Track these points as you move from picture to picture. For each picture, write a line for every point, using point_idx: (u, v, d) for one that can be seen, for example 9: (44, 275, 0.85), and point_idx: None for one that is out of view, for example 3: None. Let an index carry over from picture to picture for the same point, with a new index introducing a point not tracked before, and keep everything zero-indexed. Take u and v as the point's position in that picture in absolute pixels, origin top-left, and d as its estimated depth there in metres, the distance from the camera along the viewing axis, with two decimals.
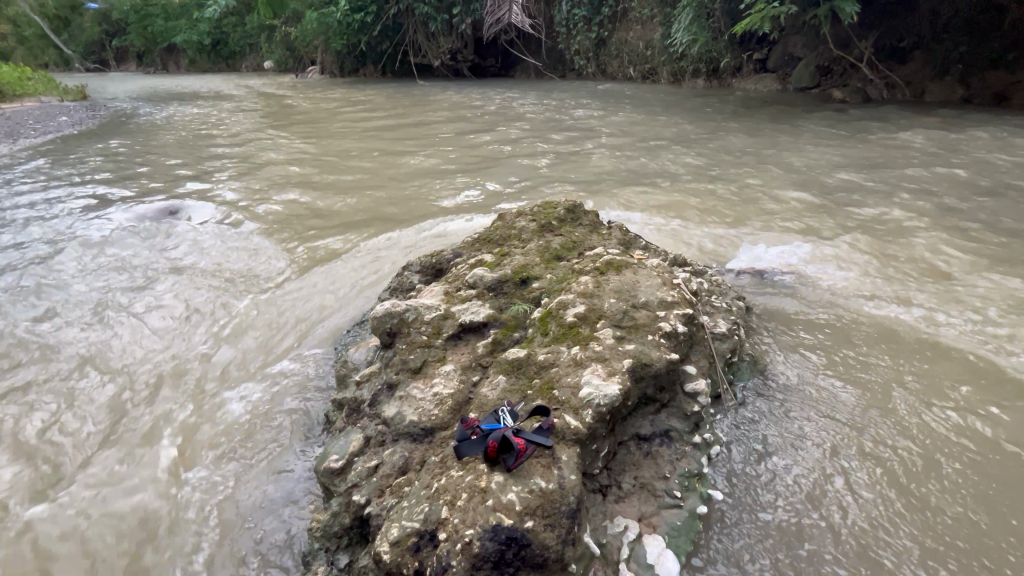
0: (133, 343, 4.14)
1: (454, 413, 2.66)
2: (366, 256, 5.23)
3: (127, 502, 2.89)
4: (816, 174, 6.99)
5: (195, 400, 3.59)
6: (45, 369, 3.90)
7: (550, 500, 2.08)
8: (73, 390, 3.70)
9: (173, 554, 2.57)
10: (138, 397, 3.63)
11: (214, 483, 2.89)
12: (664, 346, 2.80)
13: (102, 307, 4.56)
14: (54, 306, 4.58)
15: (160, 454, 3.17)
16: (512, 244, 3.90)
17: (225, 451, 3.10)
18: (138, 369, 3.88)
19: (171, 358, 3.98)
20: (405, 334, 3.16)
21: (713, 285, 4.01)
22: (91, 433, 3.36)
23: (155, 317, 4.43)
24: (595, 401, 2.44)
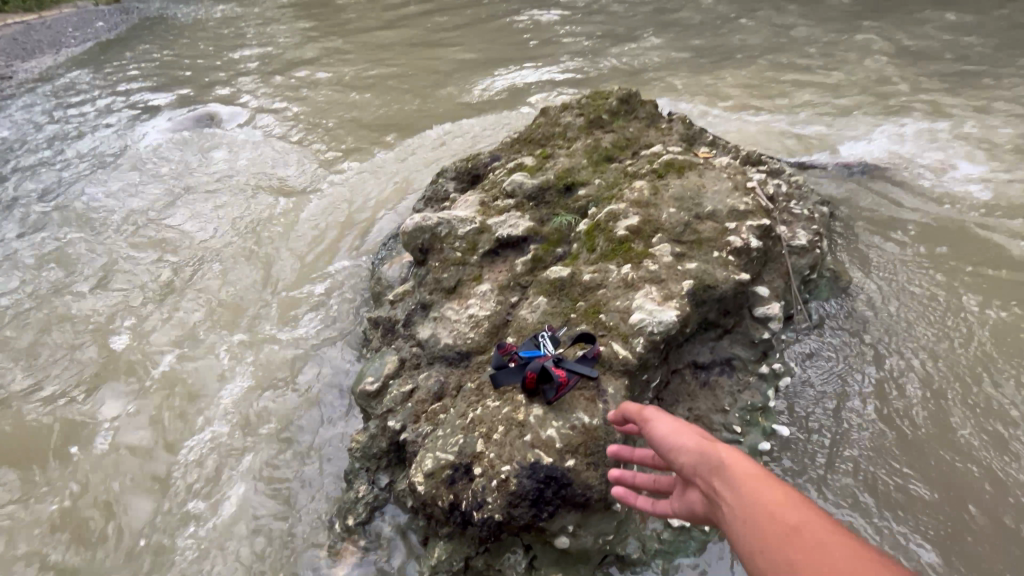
0: (173, 259, 4.12)
1: (491, 338, 2.47)
2: (399, 164, 4.90)
3: (178, 415, 2.97)
4: (932, 38, 5.68)
5: (234, 315, 3.56)
6: (96, 284, 3.98)
7: (594, 437, 1.90)
8: (123, 304, 3.76)
9: (223, 467, 2.65)
10: (181, 308, 3.66)
11: (256, 401, 2.92)
12: (732, 264, 2.39)
13: (143, 221, 4.53)
14: (100, 220, 4.60)
15: (205, 367, 3.21)
16: (556, 144, 3.41)
17: (266, 369, 3.10)
18: (179, 284, 3.87)
19: (208, 273, 3.94)
20: (438, 251, 2.91)
21: (792, 187, 3.41)
22: (139, 347, 3.43)
23: (194, 231, 4.37)
24: (649, 329, 2.15)
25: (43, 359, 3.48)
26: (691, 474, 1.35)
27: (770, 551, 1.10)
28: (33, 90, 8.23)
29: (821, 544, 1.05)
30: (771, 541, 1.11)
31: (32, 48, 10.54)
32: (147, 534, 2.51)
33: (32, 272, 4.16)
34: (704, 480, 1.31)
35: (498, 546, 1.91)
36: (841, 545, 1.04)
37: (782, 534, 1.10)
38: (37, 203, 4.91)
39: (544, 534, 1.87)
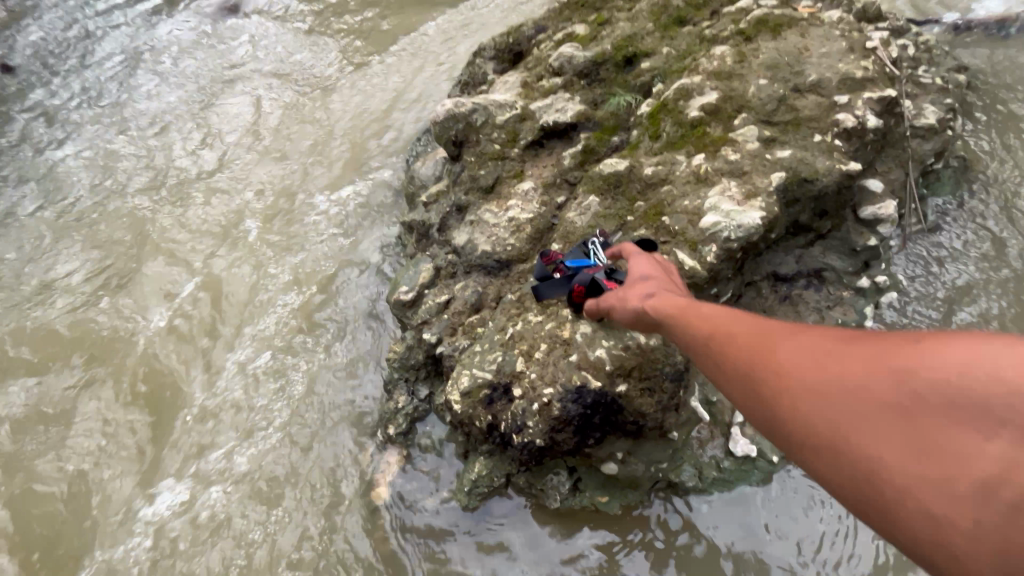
0: (202, 159, 3.93)
1: (534, 244, 2.19)
2: (434, 46, 4.35)
3: (211, 316, 2.89)
4: None
5: (264, 215, 3.37)
6: (127, 183, 3.86)
7: (650, 360, 1.67)
8: (156, 205, 3.66)
9: (253, 365, 2.55)
10: (211, 209, 3.51)
11: (282, 302, 2.76)
12: (838, 152, 1.89)
13: (168, 118, 4.29)
14: (129, 118, 4.41)
15: (237, 270, 3.10)
16: (614, 5, 2.77)
17: (295, 268, 2.91)
18: (209, 184, 3.71)
19: (238, 173, 3.74)
20: (474, 144, 2.54)
21: (921, 49, 2.65)
22: (170, 248, 3.32)
23: (221, 128, 4.13)
24: (724, 236, 1.78)
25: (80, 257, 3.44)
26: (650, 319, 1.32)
27: (710, 352, 1.05)
28: None
29: (742, 330, 1.02)
30: (703, 347, 1.07)
31: None
32: (184, 428, 2.49)
33: (67, 170, 4.07)
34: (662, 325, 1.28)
35: (541, 467, 1.81)
36: (757, 322, 1.01)
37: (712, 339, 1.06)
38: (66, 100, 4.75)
39: (590, 459, 1.77)
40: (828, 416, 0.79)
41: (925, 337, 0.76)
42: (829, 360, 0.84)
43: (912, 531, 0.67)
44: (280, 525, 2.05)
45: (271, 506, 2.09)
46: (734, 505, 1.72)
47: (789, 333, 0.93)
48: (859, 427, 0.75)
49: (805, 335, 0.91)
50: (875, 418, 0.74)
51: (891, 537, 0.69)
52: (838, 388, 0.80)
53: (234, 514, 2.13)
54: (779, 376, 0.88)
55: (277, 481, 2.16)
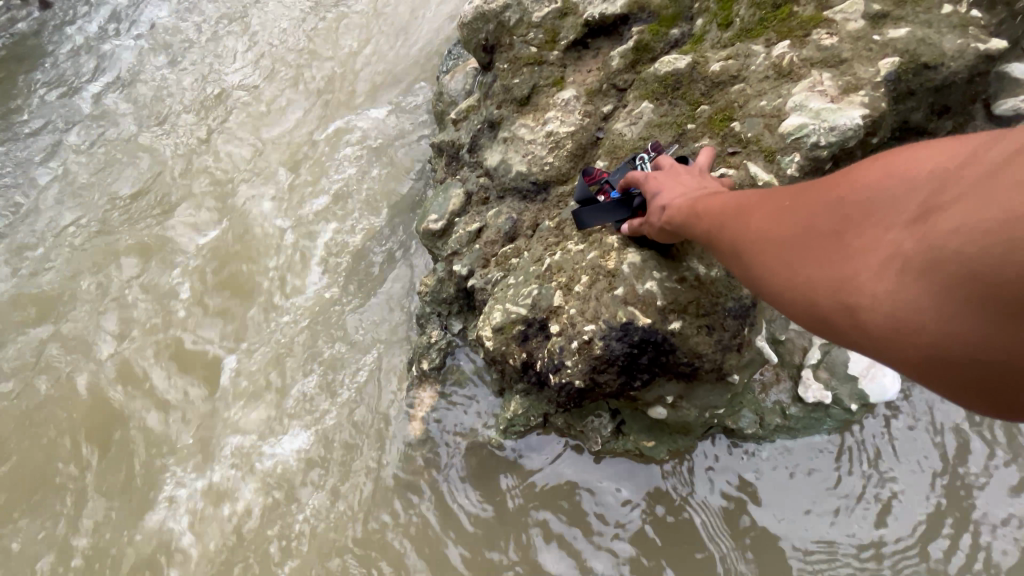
0: (201, 60, 3.52)
1: (575, 163, 1.92)
2: None
3: (220, 241, 2.69)
4: None
5: (282, 132, 3.12)
6: (116, 87, 3.48)
7: (709, 294, 1.45)
8: (153, 113, 3.32)
9: (285, 294, 2.46)
10: (217, 121, 3.22)
11: (310, 231, 2.61)
12: (976, 25, 1.45)
13: (164, 10, 3.83)
14: (122, 12, 3.94)
15: (250, 191, 2.86)
16: None
17: (322, 193, 2.75)
18: (213, 91, 3.36)
19: (247, 80, 3.39)
20: (506, 47, 2.20)
21: None
22: (172, 163, 3.05)
23: (221, 25, 3.68)
24: (810, 143, 1.45)
25: (70, 167, 3.15)
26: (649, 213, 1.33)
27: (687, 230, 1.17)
28: None
29: (712, 205, 1.12)
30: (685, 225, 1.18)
31: None
32: (198, 358, 2.38)
33: (53, 73, 3.70)
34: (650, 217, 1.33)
35: (581, 409, 1.67)
36: (726, 195, 1.11)
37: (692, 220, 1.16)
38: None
39: (636, 402, 1.60)
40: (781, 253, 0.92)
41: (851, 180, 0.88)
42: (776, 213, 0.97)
43: (843, 317, 0.81)
44: (308, 458, 2.00)
45: (302, 436, 2.05)
46: (789, 475, 1.57)
47: (748, 200, 1.05)
48: (797, 265, 0.89)
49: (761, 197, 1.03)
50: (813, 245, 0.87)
51: (829, 331, 0.84)
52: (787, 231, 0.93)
53: (260, 448, 2.06)
54: (739, 237, 1.02)
55: (306, 414, 2.10)
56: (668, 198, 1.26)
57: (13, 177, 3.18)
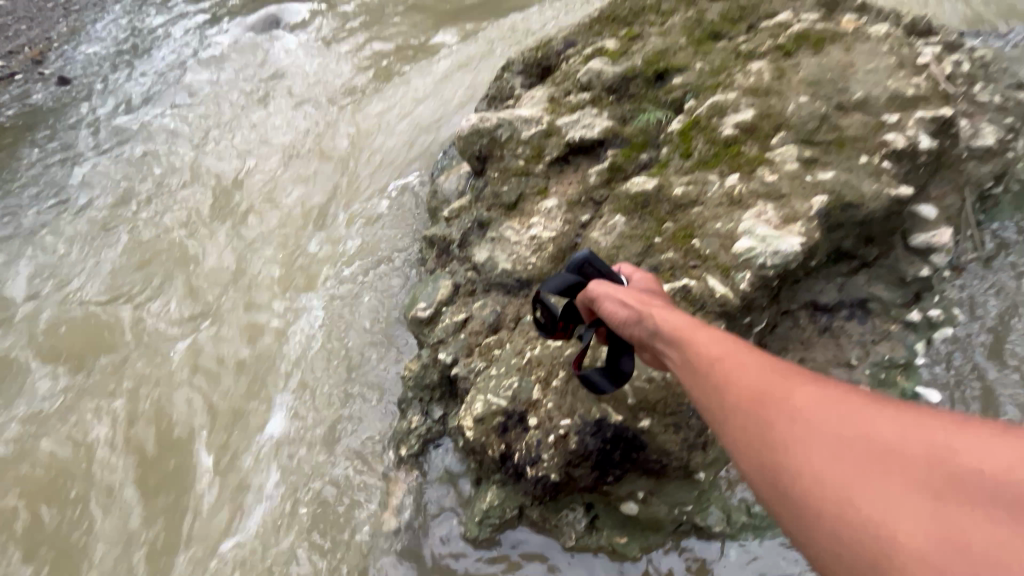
0: (232, 168, 3.99)
1: (556, 264, 2.11)
2: (467, 56, 4.37)
3: (232, 326, 2.91)
4: None
5: (293, 225, 3.44)
6: (154, 189, 3.91)
7: (675, 393, 1.56)
8: (182, 211, 3.70)
9: (276, 373, 2.60)
10: (239, 218, 3.58)
11: (307, 316, 2.77)
12: (887, 174, 1.76)
13: (206, 129, 4.42)
14: (168, 127, 4.52)
15: (262, 278, 3.11)
16: (647, 22, 2.88)
17: (324, 277, 2.94)
18: (235, 195, 3.75)
19: (264, 182, 3.80)
20: (498, 159, 2.49)
21: (976, 67, 2.52)
22: (193, 257, 3.38)
23: (253, 138, 4.21)
24: (759, 263, 1.67)
25: (106, 260, 3.48)
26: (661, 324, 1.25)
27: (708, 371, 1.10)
28: None
29: (744, 365, 1.06)
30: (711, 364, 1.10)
31: None
32: (191, 436, 2.53)
33: (99, 176, 4.17)
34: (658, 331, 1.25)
35: (556, 502, 1.72)
36: (773, 364, 1.04)
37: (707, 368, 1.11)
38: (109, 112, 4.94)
39: (609, 496, 1.67)
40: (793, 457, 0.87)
41: (929, 426, 0.80)
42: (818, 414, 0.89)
43: (855, 553, 0.73)
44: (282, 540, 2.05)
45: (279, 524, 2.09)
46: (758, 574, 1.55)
47: (798, 380, 0.98)
48: (824, 469, 0.82)
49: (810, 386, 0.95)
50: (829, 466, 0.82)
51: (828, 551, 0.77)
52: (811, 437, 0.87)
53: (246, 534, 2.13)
54: (771, 409, 0.95)
55: (287, 497, 2.15)
56: (698, 330, 1.20)
57: (51, 275, 3.52)
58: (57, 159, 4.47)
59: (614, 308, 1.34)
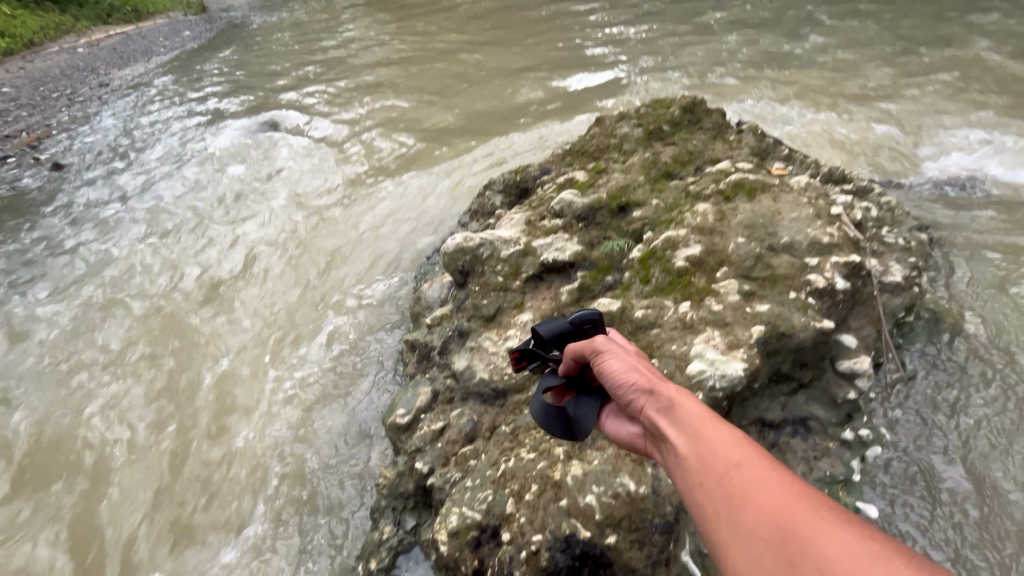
0: (226, 272, 4.25)
1: (530, 376, 2.27)
2: (453, 170, 4.86)
3: (218, 437, 3.06)
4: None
5: (283, 331, 3.65)
6: (151, 294, 4.14)
7: (639, 509, 1.67)
8: (175, 316, 3.91)
9: (257, 493, 2.74)
10: (232, 324, 3.80)
11: (294, 429, 2.94)
12: (812, 309, 2.07)
13: (202, 230, 4.70)
14: (166, 228, 4.80)
15: (251, 387, 3.29)
16: (612, 157, 3.34)
17: (311, 386, 3.13)
18: (228, 301, 4.00)
19: (256, 289, 4.07)
20: (479, 274, 2.74)
21: (884, 209, 3.00)
22: (182, 365, 3.55)
23: (248, 241, 4.49)
24: (710, 384, 1.88)
25: (96, 366, 3.63)
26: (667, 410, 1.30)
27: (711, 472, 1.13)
28: (126, 95, 8.94)
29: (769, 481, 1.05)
30: (718, 467, 1.13)
31: (128, 56, 11.54)
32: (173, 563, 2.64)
33: (95, 275, 4.36)
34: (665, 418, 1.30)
35: None
36: (781, 487, 1.04)
37: (725, 465, 1.13)
38: (108, 209, 5.19)
39: None
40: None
41: None
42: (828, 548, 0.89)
43: None
44: None
45: None
46: None
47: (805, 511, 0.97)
48: None
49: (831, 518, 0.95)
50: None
51: None
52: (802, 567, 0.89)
53: None
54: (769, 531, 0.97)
55: None
56: (704, 429, 1.22)
57: (36, 378, 3.60)
58: (51, 255, 4.64)
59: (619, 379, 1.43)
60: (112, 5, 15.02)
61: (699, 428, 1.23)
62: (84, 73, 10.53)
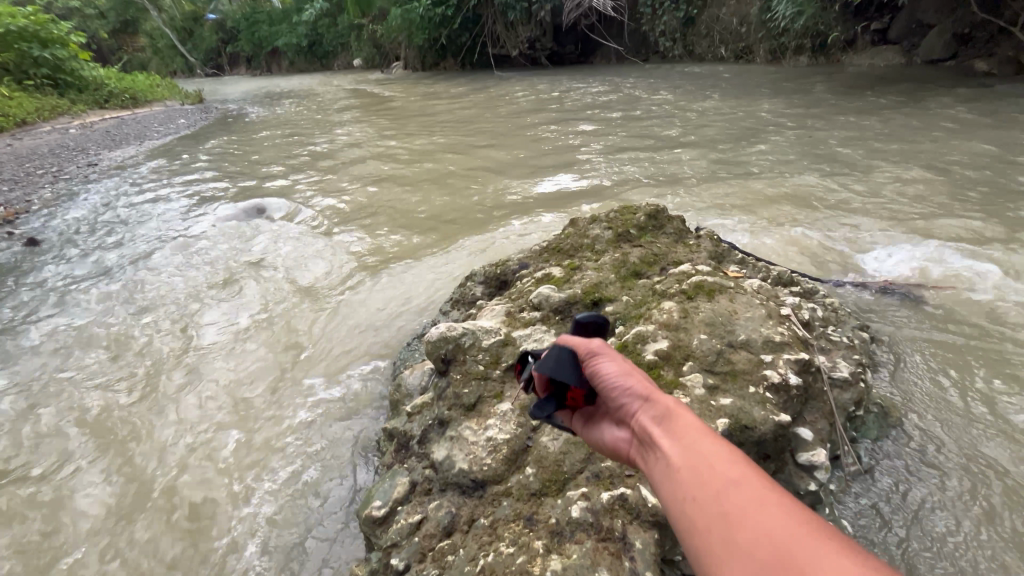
0: (198, 351, 4.19)
1: (509, 466, 2.32)
2: (436, 261, 5.13)
3: (171, 530, 2.86)
4: (946, 167, 6.16)
5: (253, 413, 3.56)
6: (116, 373, 4.03)
7: None
8: (138, 399, 3.76)
9: None
10: (198, 405, 3.69)
11: (256, 521, 2.79)
12: (770, 402, 2.25)
13: (178, 310, 4.68)
14: (140, 308, 4.76)
15: (212, 473, 3.14)
16: (585, 256, 3.65)
17: (280, 473, 3.03)
18: (195, 380, 3.89)
19: (229, 369, 3.98)
20: (460, 363, 2.84)
21: (829, 310, 3.33)
22: (140, 450, 3.37)
23: (225, 322, 4.49)
24: None
25: (43, 453, 3.40)
26: (661, 420, 1.56)
27: (707, 474, 1.36)
28: (113, 176, 9.19)
29: (745, 488, 1.28)
30: (711, 471, 1.36)
31: (121, 140, 12.00)
32: None
33: (60, 354, 4.26)
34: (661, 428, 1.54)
35: None
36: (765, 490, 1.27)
37: (710, 479, 1.34)
38: (82, 287, 5.16)
39: None
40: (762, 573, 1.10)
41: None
42: (798, 543, 1.12)
43: None
44: None
45: None
46: None
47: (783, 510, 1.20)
48: None
49: (800, 519, 1.17)
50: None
51: None
52: (780, 560, 1.10)
53: None
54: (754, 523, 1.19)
55: None
56: (695, 438, 1.47)
57: None
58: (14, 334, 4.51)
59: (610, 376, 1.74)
60: (111, 93, 15.90)
61: (686, 445, 1.45)
62: (73, 153, 10.85)
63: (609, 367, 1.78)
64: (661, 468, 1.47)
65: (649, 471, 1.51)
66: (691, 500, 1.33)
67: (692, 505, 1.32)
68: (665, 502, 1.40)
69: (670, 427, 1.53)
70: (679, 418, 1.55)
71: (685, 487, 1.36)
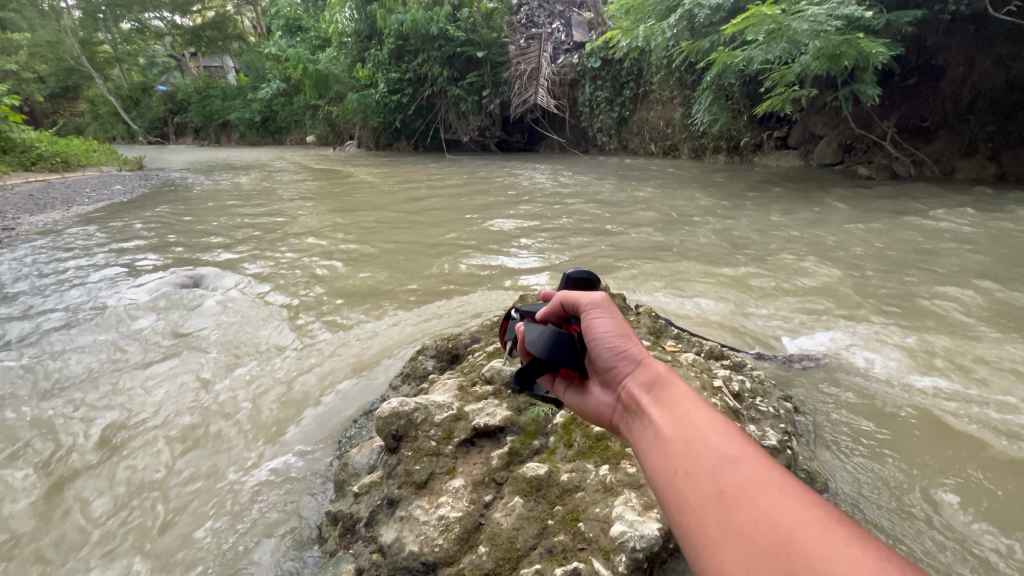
0: (115, 430, 3.84)
1: (461, 545, 2.28)
2: (387, 334, 5.12)
3: None
4: (843, 254, 7.12)
5: (172, 497, 3.24)
6: (10, 458, 3.58)
7: None
8: (33, 487, 3.32)
9: None
10: (105, 491, 3.30)
11: None
12: None
13: (95, 387, 4.31)
14: (50, 384, 4.34)
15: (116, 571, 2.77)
16: None
17: (202, 564, 2.73)
18: (106, 464, 3.51)
19: (148, 450, 3.64)
20: (412, 439, 2.80)
21: (756, 382, 3.64)
22: (27, 548, 2.92)
23: (150, 400, 4.17)
24: (631, 545, 2.02)
25: None
26: (652, 387, 1.73)
27: (699, 448, 1.48)
28: (32, 241, 8.62)
29: (734, 463, 1.39)
30: (703, 447, 1.47)
31: (46, 204, 11.38)
32: None
33: None
34: (653, 399, 1.70)
35: None
36: (757, 465, 1.37)
37: (702, 453, 1.46)
38: None
39: None
40: (756, 545, 1.19)
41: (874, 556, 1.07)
42: (788, 518, 1.21)
43: None
44: None
45: None
46: None
47: (773, 487, 1.30)
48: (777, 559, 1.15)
49: (792, 495, 1.27)
50: (777, 558, 1.15)
51: None
52: (772, 535, 1.19)
53: None
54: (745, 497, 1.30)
55: None
56: (684, 408, 1.62)
57: None
58: None
59: (606, 329, 1.91)
60: (39, 156, 15.29)
61: (678, 420, 1.59)
62: None
63: (607, 325, 1.92)
64: (651, 438, 1.62)
65: (642, 442, 1.65)
66: (683, 474, 1.45)
67: (683, 478, 1.44)
68: (658, 473, 1.53)
69: (661, 400, 1.69)
70: (669, 386, 1.71)
71: (677, 459, 1.50)
